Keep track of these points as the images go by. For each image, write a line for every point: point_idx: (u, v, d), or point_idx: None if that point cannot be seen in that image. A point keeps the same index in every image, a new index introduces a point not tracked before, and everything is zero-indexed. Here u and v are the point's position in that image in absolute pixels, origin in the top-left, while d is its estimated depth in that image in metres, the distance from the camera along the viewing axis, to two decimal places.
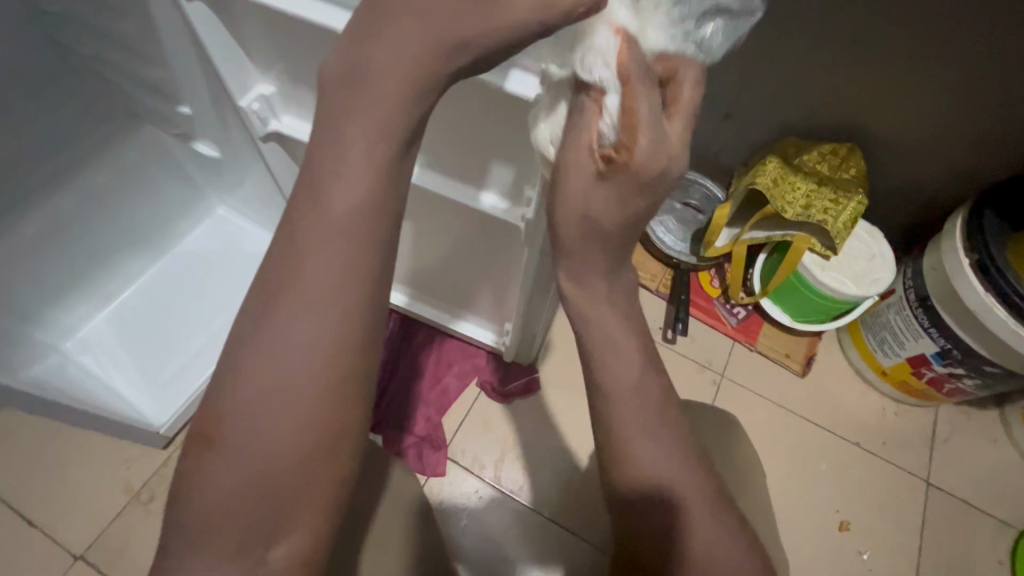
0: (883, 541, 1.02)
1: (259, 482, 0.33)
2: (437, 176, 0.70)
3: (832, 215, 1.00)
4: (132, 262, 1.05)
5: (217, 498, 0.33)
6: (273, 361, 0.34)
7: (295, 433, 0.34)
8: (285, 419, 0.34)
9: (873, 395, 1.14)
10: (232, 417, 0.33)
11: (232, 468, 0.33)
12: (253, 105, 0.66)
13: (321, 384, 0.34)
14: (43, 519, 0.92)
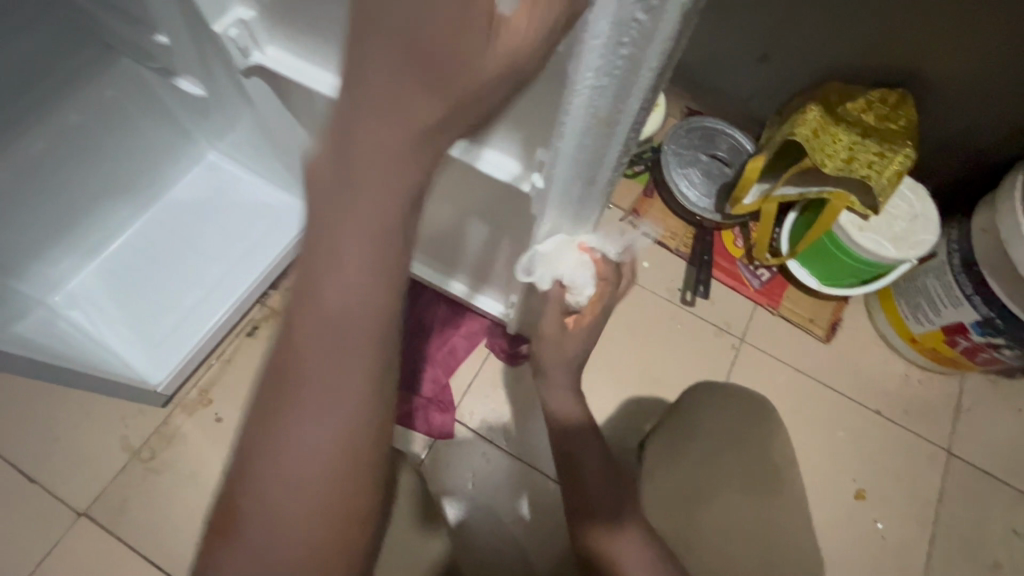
0: (898, 509, 1.00)
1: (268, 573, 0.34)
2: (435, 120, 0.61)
3: (877, 171, 0.91)
4: (119, 211, 0.99)
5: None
6: (283, 458, 0.34)
7: (306, 519, 0.34)
8: (297, 506, 0.34)
9: (898, 363, 1.09)
10: (249, 503, 0.34)
11: (246, 552, 0.34)
12: (231, 32, 0.58)
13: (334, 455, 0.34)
14: (44, 477, 0.90)
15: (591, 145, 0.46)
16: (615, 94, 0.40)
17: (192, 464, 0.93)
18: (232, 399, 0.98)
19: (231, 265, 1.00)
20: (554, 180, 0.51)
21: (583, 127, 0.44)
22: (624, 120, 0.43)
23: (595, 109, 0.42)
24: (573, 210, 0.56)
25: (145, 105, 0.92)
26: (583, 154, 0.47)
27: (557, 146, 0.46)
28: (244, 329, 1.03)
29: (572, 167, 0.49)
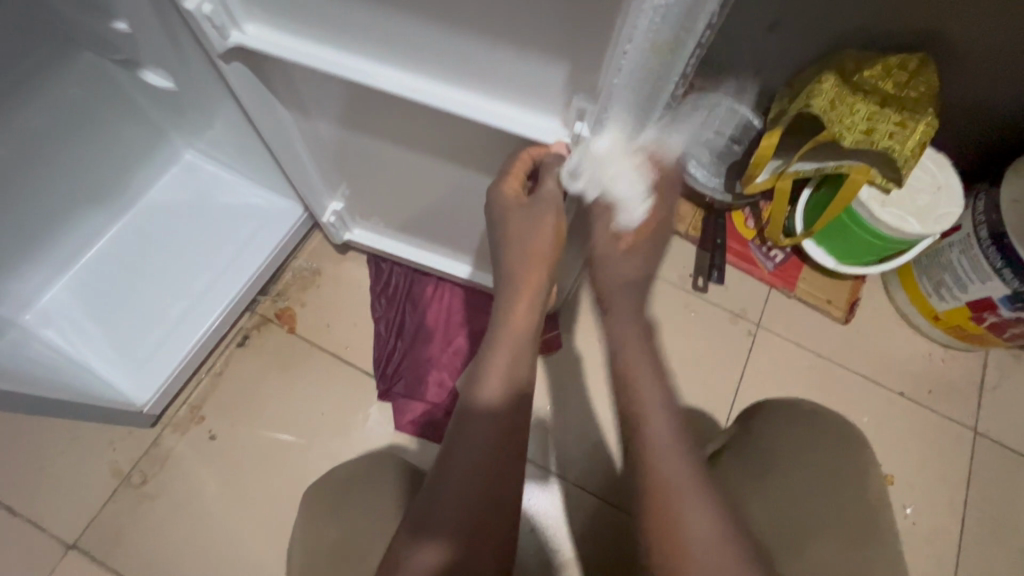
0: (925, 493, 0.97)
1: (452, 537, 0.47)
2: (436, 87, 0.52)
3: (898, 142, 0.86)
4: (91, 219, 0.91)
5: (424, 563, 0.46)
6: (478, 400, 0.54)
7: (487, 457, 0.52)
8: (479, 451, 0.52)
9: (919, 341, 1.05)
10: (453, 450, 0.52)
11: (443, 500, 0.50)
12: (206, 9, 0.49)
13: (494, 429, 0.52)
14: (28, 508, 0.84)
15: (649, 79, 0.43)
16: (685, 13, 0.38)
17: (187, 487, 0.88)
18: (226, 415, 0.92)
19: (216, 271, 0.94)
20: (602, 127, 0.47)
21: (647, 53, 0.41)
22: (687, 42, 0.41)
23: (661, 33, 0.39)
24: (612, 168, 0.52)
25: (111, 102, 0.84)
26: (638, 89, 0.44)
27: (613, 82, 0.42)
28: (234, 339, 0.97)
29: (624, 104, 0.46)
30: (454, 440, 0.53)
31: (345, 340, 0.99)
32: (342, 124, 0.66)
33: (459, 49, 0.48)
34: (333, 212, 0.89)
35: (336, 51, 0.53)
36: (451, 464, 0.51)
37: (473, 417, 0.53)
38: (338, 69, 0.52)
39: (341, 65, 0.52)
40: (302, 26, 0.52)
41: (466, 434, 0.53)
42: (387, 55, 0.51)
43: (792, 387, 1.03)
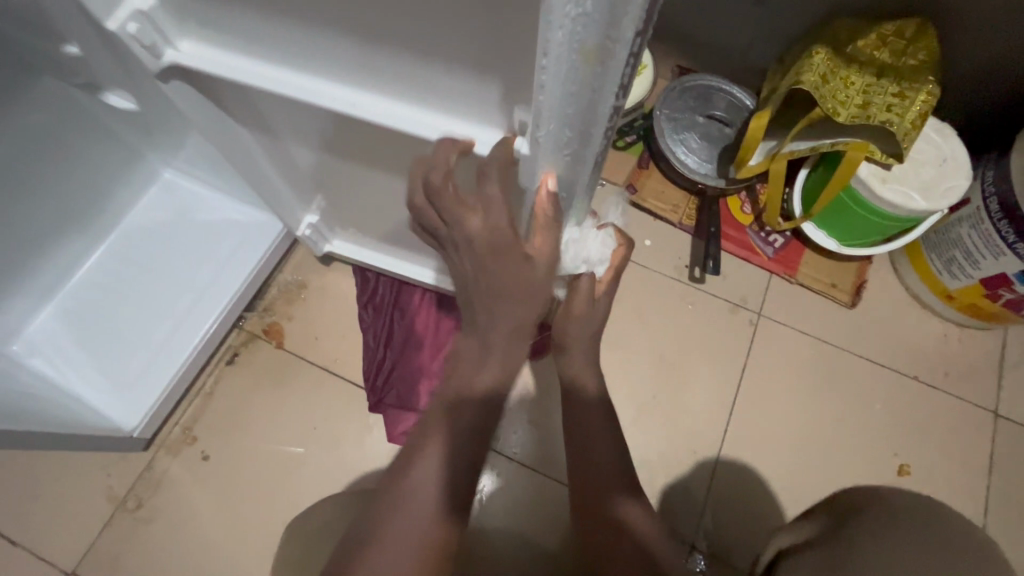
0: (944, 482, 0.93)
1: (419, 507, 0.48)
2: (372, 98, 0.50)
3: (897, 114, 0.81)
4: (70, 244, 0.91)
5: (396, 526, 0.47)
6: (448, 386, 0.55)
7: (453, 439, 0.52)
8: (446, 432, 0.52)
9: (932, 321, 1.00)
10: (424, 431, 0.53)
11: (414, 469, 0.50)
12: (130, 27, 0.47)
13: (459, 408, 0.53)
14: (26, 537, 0.84)
15: (582, 91, 0.37)
16: (604, 18, 0.32)
17: (183, 510, 0.87)
18: (219, 435, 0.91)
19: (199, 291, 0.93)
20: (543, 145, 0.42)
21: (570, 60, 0.35)
22: (620, 49, 0.34)
23: (580, 39, 0.33)
24: (566, 179, 0.48)
25: (81, 126, 0.83)
26: (573, 103, 0.38)
27: (538, 101, 0.37)
28: (223, 358, 0.96)
29: (563, 116, 0.40)
30: (427, 434, 0.54)
31: (335, 353, 0.97)
32: (303, 135, 0.64)
33: (398, 57, 0.45)
34: (309, 225, 0.88)
35: (274, 70, 0.52)
36: (422, 457, 0.52)
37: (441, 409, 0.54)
38: (282, 85, 0.51)
39: (281, 79, 0.51)
40: (238, 44, 0.50)
41: (437, 428, 0.54)
42: (319, 64, 0.49)
43: (798, 377, 0.99)
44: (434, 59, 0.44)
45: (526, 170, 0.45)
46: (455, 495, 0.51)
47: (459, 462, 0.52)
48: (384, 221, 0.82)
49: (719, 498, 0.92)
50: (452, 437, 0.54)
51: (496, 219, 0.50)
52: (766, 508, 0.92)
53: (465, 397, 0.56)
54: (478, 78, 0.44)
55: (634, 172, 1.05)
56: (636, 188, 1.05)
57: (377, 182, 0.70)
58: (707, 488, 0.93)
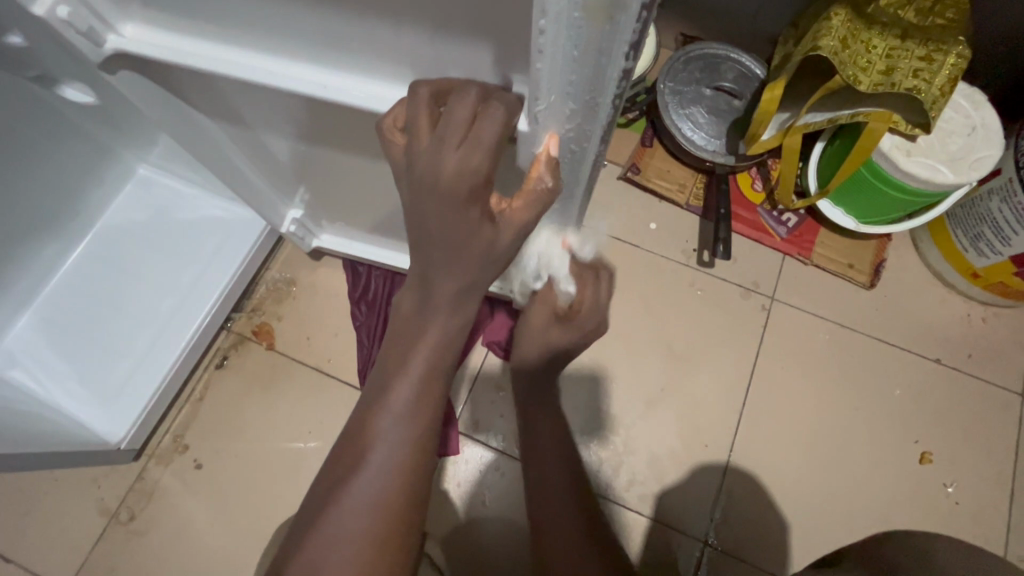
0: (967, 468, 0.89)
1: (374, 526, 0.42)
2: (344, 80, 0.45)
3: (924, 80, 0.74)
4: (42, 247, 0.86)
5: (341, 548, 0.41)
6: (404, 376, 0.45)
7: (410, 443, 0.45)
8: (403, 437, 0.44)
9: (955, 301, 0.95)
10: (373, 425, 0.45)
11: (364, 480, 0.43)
12: (60, 11, 0.41)
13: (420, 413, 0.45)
14: (18, 553, 0.82)
15: (585, 62, 0.32)
16: None
17: (177, 521, 0.84)
18: (211, 442, 0.88)
19: (183, 292, 0.88)
20: (544, 118, 0.37)
21: (572, 21, 0.29)
22: (634, 3, 0.27)
23: None
24: (569, 167, 0.43)
25: (43, 121, 0.77)
26: (577, 72, 0.33)
27: (536, 68, 0.32)
28: (213, 362, 0.92)
29: (565, 89, 0.34)
30: (362, 444, 0.44)
31: (329, 353, 0.93)
32: (277, 126, 0.58)
33: (370, 32, 0.39)
34: (293, 221, 0.82)
35: (232, 55, 0.46)
36: (359, 477, 0.43)
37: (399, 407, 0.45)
38: (240, 72, 0.45)
39: (237, 64, 0.45)
40: (187, 27, 0.44)
41: (377, 439, 0.44)
42: (276, 44, 0.44)
43: (814, 363, 0.94)
44: (410, 34, 0.38)
45: (524, 145, 0.40)
46: (399, 524, 0.43)
47: (402, 484, 0.44)
48: (372, 215, 0.76)
49: (732, 492, 0.88)
50: (392, 451, 0.44)
51: (471, 176, 0.36)
52: (781, 501, 0.88)
53: (406, 399, 0.45)
54: (462, 54, 0.38)
55: (637, 151, 0.99)
56: (640, 169, 0.99)
57: (363, 174, 0.65)
58: (720, 482, 0.89)
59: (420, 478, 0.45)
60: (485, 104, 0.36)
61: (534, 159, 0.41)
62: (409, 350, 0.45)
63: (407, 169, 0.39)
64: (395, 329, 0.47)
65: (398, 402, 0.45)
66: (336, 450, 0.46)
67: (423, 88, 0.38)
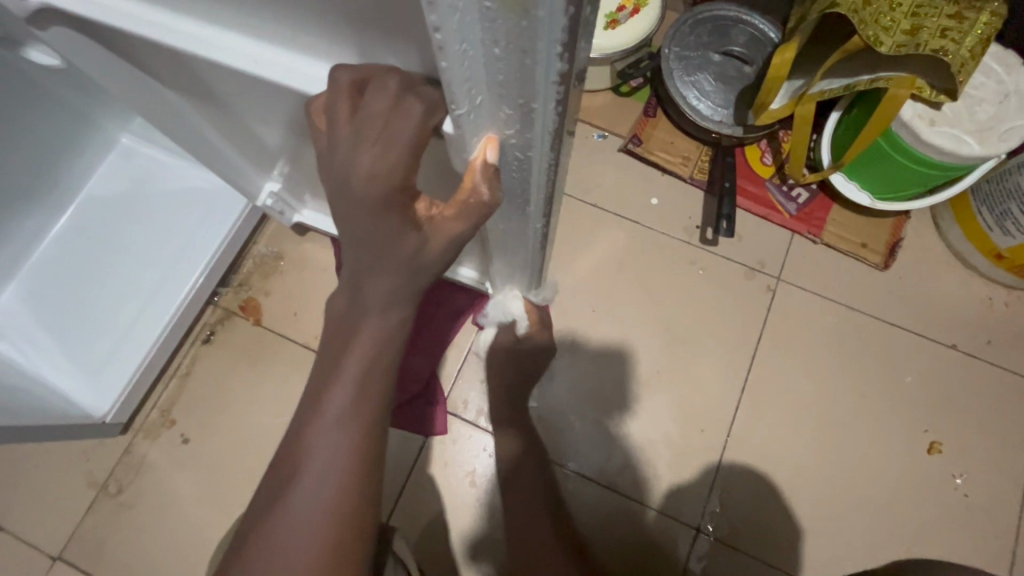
0: (980, 460, 0.85)
1: (318, 527, 0.40)
2: (282, 48, 0.41)
3: (953, 40, 0.67)
4: (25, 219, 0.84)
5: (287, 546, 0.40)
6: (342, 373, 0.41)
7: (354, 443, 0.41)
8: (346, 436, 0.42)
9: (976, 284, 0.89)
10: (314, 422, 0.42)
11: (309, 478, 0.41)
12: None
13: (366, 409, 0.42)
14: (10, 522, 0.83)
15: (511, 55, 0.28)
16: None
17: (166, 494, 0.85)
18: (199, 418, 0.87)
19: (165, 267, 0.86)
20: (471, 120, 0.34)
21: (483, 9, 0.26)
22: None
23: None
24: (515, 170, 0.40)
25: (14, 89, 0.74)
26: (502, 69, 0.29)
27: (443, 67, 0.29)
28: (199, 337, 0.90)
29: (493, 83, 0.31)
30: (302, 451, 0.42)
31: (315, 330, 0.91)
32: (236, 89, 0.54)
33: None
34: (270, 194, 0.79)
35: (166, 15, 0.42)
36: (298, 488, 0.41)
37: (342, 406, 0.41)
38: (174, 36, 0.41)
39: (170, 26, 0.41)
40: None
41: (317, 440, 0.41)
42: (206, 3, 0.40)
43: (820, 347, 0.90)
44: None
45: (457, 149, 0.38)
46: (346, 534, 0.41)
47: (342, 495, 0.41)
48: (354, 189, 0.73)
49: (729, 479, 0.86)
50: (331, 461, 0.41)
51: (393, 169, 0.35)
52: (780, 490, 0.85)
53: (343, 405, 0.41)
54: None
55: (639, 122, 0.94)
56: (642, 140, 0.94)
57: None
58: (716, 467, 0.86)
59: (366, 485, 0.42)
60: (405, 96, 0.34)
61: (470, 162, 0.38)
62: (342, 354, 0.41)
63: (337, 148, 0.36)
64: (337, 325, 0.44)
65: (331, 409, 0.41)
66: (276, 457, 0.43)
67: (343, 74, 0.36)
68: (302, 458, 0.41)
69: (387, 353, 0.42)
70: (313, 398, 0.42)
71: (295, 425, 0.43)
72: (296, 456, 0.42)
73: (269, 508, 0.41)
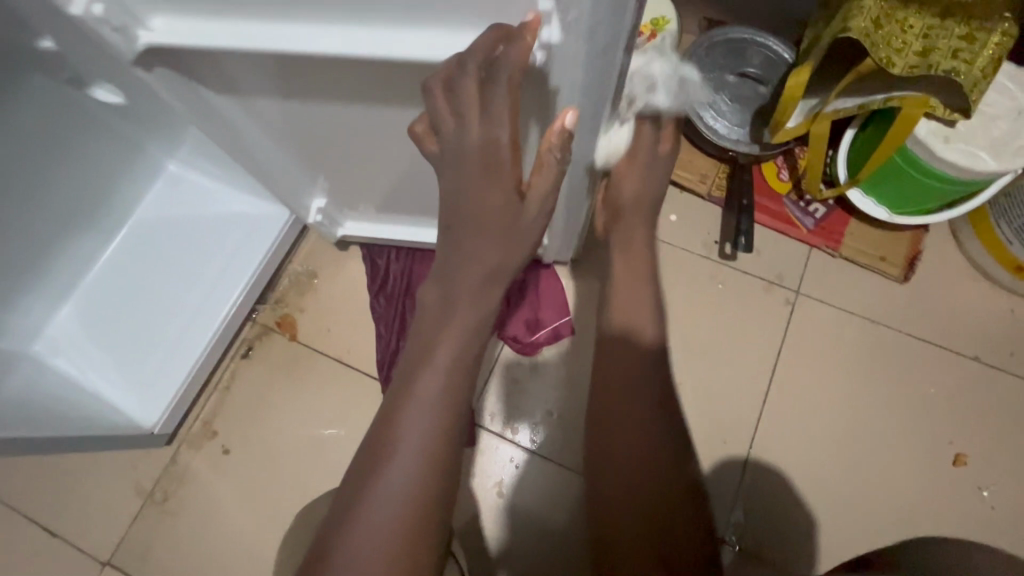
0: (1006, 472, 0.85)
1: (403, 503, 0.46)
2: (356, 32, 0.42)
3: (964, 61, 0.70)
4: (85, 240, 0.91)
5: (382, 520, 0.46)
6: (430, 365, 0.49)
7: (436, 429, 0.48)
8: (429, 421, 0.48)
9: (997, 294, 0.90)
10: (405, 411, 0.49)
11: (398, 460, 0.47)
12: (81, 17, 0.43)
13: (446, 399, 0.49)
14: (63, 528, 0.88)
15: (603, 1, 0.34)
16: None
17: (207, 502, 0.89)
18: (238, 428, 0.92)
19: (209, 285, 0.91)
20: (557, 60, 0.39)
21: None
22: None
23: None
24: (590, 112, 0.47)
25: (78, 121, 0.80)
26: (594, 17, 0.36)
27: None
28: (239, 351, 0.95)
29: None
30: (391, 437, 0.48)
31: (348, 344, 0.95)
32: (289, 117, 0.58)
33: None
34: (318, 210, 0.83)
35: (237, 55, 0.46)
36: (389, 468, 0.47)
37: (430, 396, 0.49)
38: None
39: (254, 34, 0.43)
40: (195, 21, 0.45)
41: (409, 426, 0.48)
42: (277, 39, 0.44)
43: (840, 358, 0.91)
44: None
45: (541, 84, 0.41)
46: (426, 509, 0.47)
47: (426, 482, 0.47)
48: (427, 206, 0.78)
49: (752, 491, 0.87)
50: (419, 448, 0.48)
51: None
52: (804, 502, 0.86)
53: (432, 396, 0.48)
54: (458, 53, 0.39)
55: None
56: None
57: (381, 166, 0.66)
58: (739, 479, 0.87)
59: (445, 473, 0.49)
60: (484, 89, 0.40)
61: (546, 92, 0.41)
62: (432, 347, 0.49)
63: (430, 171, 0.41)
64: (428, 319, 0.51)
65: (423, 395, 0.49)
66: (366, 441, 0.49)
67: (434, 80, 0.41)
68: (391, 442, 0.48)
69: (460, 357, 0.50)
70: (403, 386, 0.50)
71: (384, 409, 0.50)
72: (381, 444, 0.48)
73: (356, 491, 0.47)
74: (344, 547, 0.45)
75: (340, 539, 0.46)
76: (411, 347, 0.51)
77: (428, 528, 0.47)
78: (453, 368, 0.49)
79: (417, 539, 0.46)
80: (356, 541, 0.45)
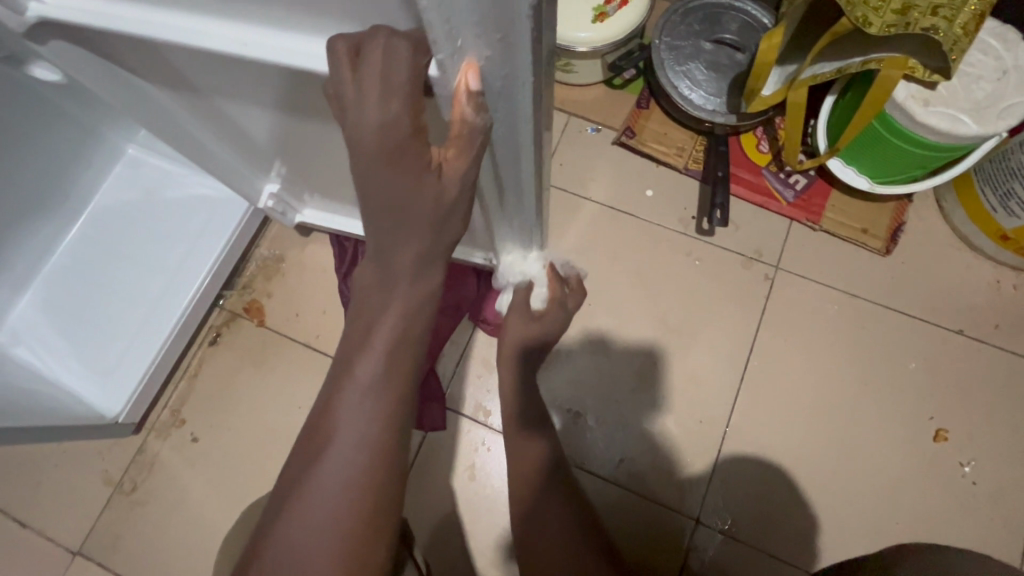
0: (989, 448, 0.83)
1: (343, 495, 0.43)
2: (270, 29, 0.41)
3: (944, 18, 0.65)
4: (41, 229, 0.88)
5: (323, 514, 0.42)
6: (370, 346, 0.45)
7: (380, 414, 0.45)
8: (371, 406, 0.44)
9: (982, 266, 0.87)
10: (344, 396, 0.45)
11: (336, 450, 0.44)
12: None
13: (389, 382, 0.45)
14: (32, 520, 0.87)
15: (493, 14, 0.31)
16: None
17: (176, 491, 0.87)
18: (206, 417, 0.90)
19: (170, 272, 0.89)
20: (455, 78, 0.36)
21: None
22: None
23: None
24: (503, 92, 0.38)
25: (21, 104, 0.77)
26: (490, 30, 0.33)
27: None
28: (206, 338, 0.93)
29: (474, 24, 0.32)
30: (330, 430, 0.44)
31: (317, 329, 0.93)
32: (223, 91, 0.56)
33: None
34: (270, 196, 0.81)
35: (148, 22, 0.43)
36: (326, 458, 0.44)
37: (371, 379, 0.45)
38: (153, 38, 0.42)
39: (159, 19, 0.42)
40: None
41: (348, 411, 0.44)
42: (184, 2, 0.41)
43: (819, 335, 0.88)
44: None
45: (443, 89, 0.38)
46: (372, 500, 0.44)
47: (372, 472, 0.44)
48: None
49: (729, 471, 0.85)
50: (356, 441, 0.44)
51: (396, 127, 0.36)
52: (784, 481, 0.85)
53: (370, 383, 0.44)
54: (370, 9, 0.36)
55: (632, 115, 0.94)
56: (635, 133, 0.93)
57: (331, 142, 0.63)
58: (715, 458, 0.86)
59: (389, 466, 0.45)
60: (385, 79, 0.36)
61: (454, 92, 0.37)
62: (372, 326, 0.45)
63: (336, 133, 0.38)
64: (358, 301, 0.46)
65: (363, 378, 0.44)
66: (302, 432, 0.46)
67: (340, 42, 0.36)
68: (330, 429, 0.44)
69: (404, 335, 0.45)
70: (343, 369, 0.45)
71: (323, 394, 0.46)
72: (316, 432, 0.45)
73: (293, 483, 0.44)
74: (281, 542, 0.42)
75: (276, 535, 0.42)
76: (349, 329, 0.46)
77: (376, 520, 0.44)
78: (395, 347, 0.45)
79: (361, 535, 0.43)
80: (293, 536, 0.42)
